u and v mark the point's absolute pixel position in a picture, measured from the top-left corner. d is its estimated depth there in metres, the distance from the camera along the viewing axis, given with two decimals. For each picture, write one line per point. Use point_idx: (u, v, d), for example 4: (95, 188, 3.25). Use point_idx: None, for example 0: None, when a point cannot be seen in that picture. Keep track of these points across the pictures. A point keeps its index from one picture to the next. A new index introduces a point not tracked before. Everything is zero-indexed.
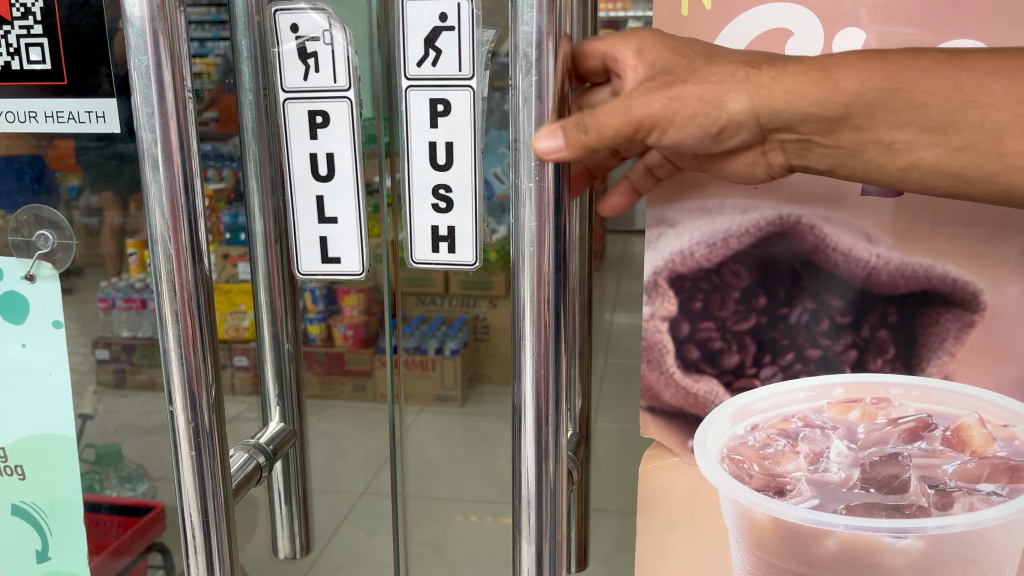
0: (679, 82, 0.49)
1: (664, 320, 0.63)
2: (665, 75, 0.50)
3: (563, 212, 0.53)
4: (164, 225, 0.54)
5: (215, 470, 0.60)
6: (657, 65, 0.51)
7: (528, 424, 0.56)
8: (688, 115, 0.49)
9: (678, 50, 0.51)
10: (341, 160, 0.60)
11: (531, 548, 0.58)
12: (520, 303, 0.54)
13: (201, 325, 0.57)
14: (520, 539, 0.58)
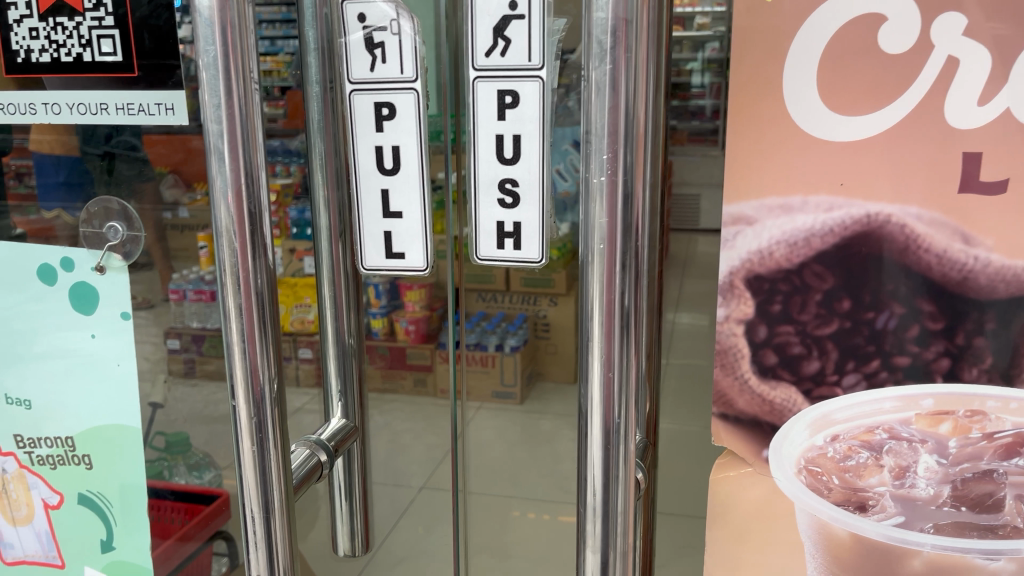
0: None
1: (740, 323, 0.60)
2: None
3: (637, 205, 0.51)
4: (230, 219, 0.54)
5: (278, 465, 0.59)
6: None
7: (589, 433, 0.54)
8: None
9: None
10: (407, 153, 0.59)
11: (596, 557, 0.56)
12: (590, 305, 0.52)
13: (264, 319, 0.56)
14: (585, 548, 0.57)
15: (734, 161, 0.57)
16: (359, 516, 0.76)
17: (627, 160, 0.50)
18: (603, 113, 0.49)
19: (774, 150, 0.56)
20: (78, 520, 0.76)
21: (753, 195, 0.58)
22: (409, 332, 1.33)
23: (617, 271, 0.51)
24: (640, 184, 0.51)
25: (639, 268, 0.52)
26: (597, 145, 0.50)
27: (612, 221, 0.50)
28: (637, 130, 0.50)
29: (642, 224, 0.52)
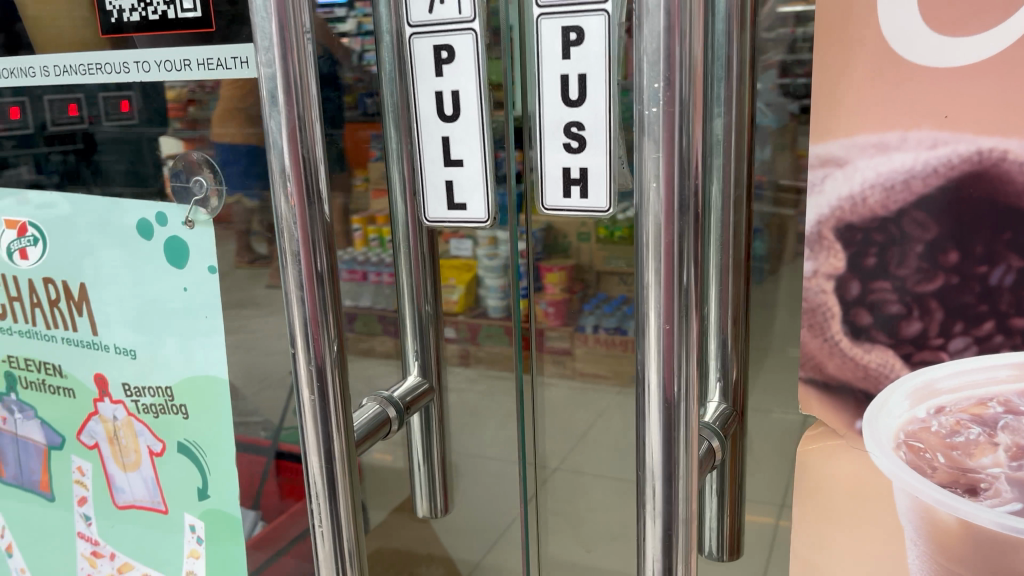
0: None
1: (830, 279, 0.54)
2: None
3: (694, 139, 0.47)
4: (284, 165, 0.54)
5: (339, 418, 0.59)
6: None
7: (646, 392, 0.51)
8: None
9: None
10: (466, 98, 0.56)
11: (655, 526, 0.52)
12: (644, 253, 0.49)
13: (320, 267, 0.56)
14: (644, 516, 0.53)
15: (821, 95, 0.52)
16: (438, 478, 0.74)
17: (682, 90, 0.46)
18: (656, 38, 0.45)
19: (865, 81, 0.50)
20: (177, 468, 0.80)
21: (842, 133, 0.52)
22: None
23: (674, 214, 0.47)
24: (698, 119, 0.47)
25: (696, 212, 0.48)
26: (649, 75, 0.46)
27: (668, 158, 0.47)
28: (693, 56, 0.46)
29: (701, 163, 0.48)
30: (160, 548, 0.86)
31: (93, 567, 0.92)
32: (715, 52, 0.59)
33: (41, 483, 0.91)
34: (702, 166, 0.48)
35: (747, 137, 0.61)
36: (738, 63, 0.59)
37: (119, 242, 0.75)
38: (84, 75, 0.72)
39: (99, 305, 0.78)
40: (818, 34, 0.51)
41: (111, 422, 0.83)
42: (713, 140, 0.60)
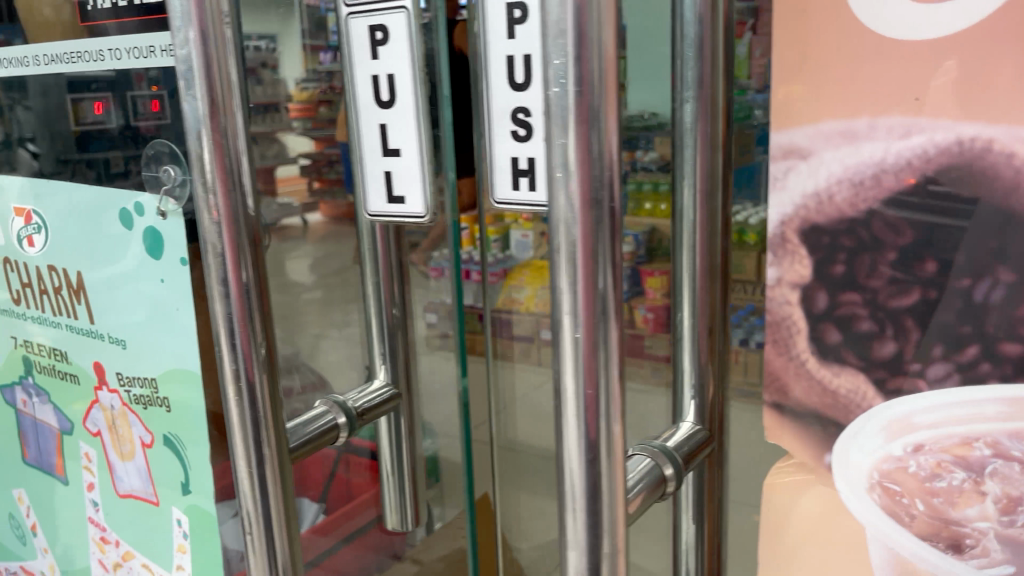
0: None
1: (795, 289, 0.47)
2: None
3: (611, 126, 0.42)
4: (203, 150, 0.51)
5: (267, 421, 0.55)
6: None
7: (563, 409, 0.45)
8: None
9: None
10: (401, 82, 0.52)
11: (578, 560, 0.46)
12: (555, 255, 0.44)
13: (244, 261, 0.53)
14: (567, 547, 0.47)
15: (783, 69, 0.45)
16: (409, 488, 0.71)
17: (596, 69, 0.41)
18: (562, 9, 0.40)
19: (829, 58, 0.43)
20: (163, 460, 0.80)
21: (805, 120, 0.44)
22: None
23: (591, 212, 0.42)
24: (614, 104, 0.42)
25: (615, 211, 0.43)
26: (552, 53, 0.41)
27: (581, 148, 0.42)
28: (606, 30, 0.41)
29: (616, 148, 0.42)
30: (151, 541, 0.85)
31: (100, 553, 0.92)
32: (683, 31, 0.53)
33: (56, 466, 0.93)
34: (621, 158, 0.43)
35: (722, 128, 0.55)
36: (710, 42, 0.52)
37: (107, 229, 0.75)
38: (72, 65, 0.73)
39: (93, 294, 0.79)
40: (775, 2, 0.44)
41: (110, 410, 0.83)
42: (682, 128, 0.54)
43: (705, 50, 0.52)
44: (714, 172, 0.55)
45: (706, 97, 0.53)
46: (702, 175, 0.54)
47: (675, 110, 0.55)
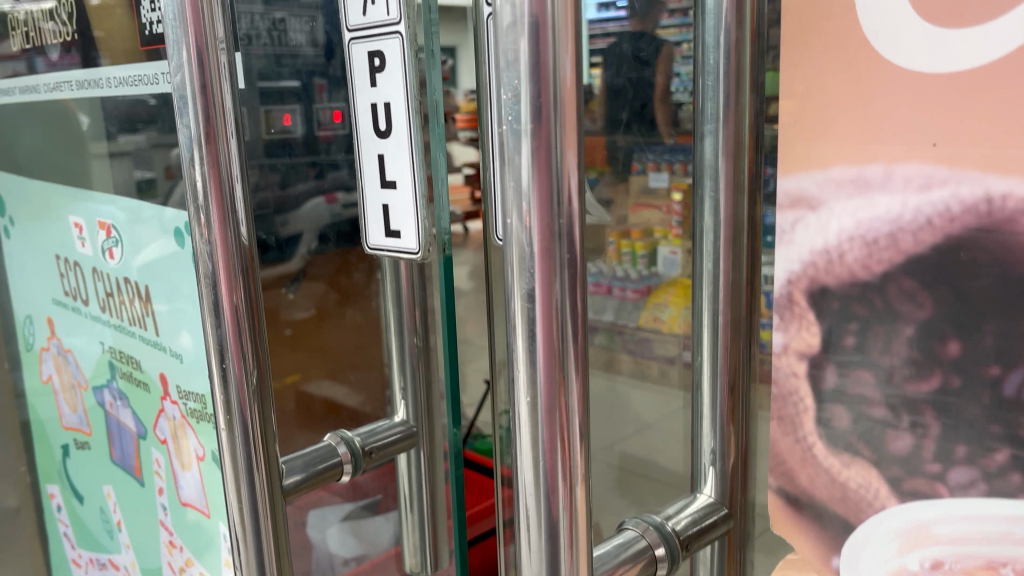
0: None
1: (803, 359, 0.41)
2: None
3: (570, 171, 0.37)
4: (201, 177, 0.51)
5: (256, 457, 0.54)
6: None
7: (523, 490, 0.41)
8: None
9: None
10: (397, 111, 0.50)
11: None
12: (511, 312, 0.40)
13: (236, 289, 0.52)
14: None
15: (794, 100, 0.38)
16: (428, 523, 0.69)
17: (553, 108, 0.37)
18: (515, 37, 0.37)
19: (840, 93, 0.36)
20: (213, 478, 0.83)
21: (815, 164, 0.38)
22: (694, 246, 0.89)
23: (547, 265, 0.38)
24: (573, 147, 0.37)
25: (577, 267, 0.39)
26: (504, 89, 0.38)
27: (539, 196, 0.37)
28: (565, 64, 0.37)
29: (577, 193, 0.38)
30: (205, 552, 0.90)
31: (169, 555, 0.97)
32: (705, 57, 0.46)
33: (135, 467, 0.98)
34: (582, 205, 0.38)
35: (749, 167, 0.47)
36: (736, 68, 0.45)
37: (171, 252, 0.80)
38: (138, 86, 0.82)
39: (159, 309, 0.84)
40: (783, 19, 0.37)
41: (173, 421, 0.88)
42: (704, 167, 0.47)
43: (730, 77, 0.45)
44: (738, 218, 0.47)
45: (729, 131, 0.46)
46: (723, 223, 0.47)
47: (697, 144, 0.48)
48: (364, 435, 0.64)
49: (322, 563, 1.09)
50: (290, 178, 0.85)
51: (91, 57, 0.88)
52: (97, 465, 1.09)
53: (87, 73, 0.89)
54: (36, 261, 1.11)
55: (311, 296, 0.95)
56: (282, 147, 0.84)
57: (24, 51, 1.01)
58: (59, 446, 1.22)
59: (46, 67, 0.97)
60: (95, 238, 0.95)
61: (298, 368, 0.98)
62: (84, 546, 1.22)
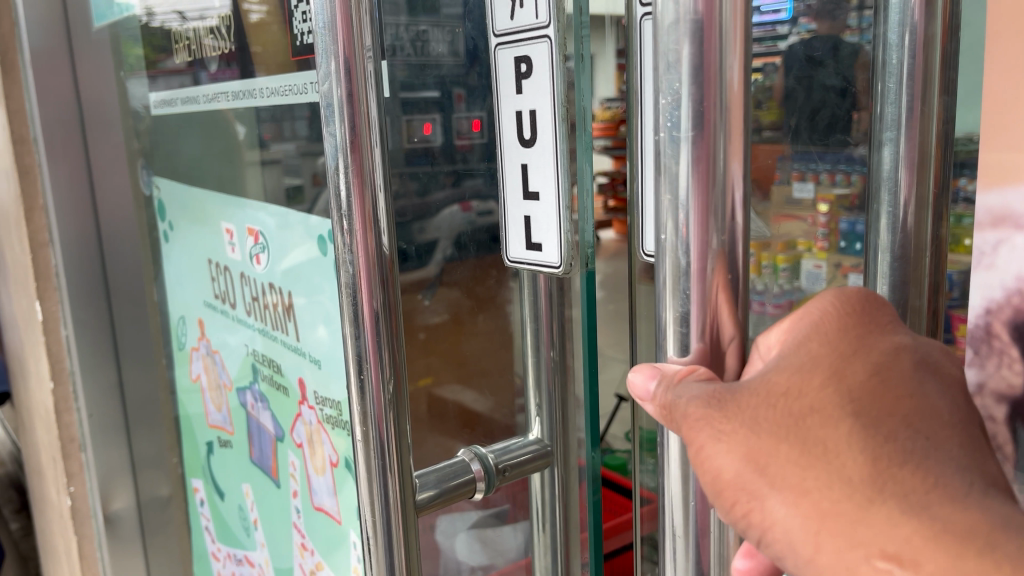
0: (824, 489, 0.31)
1: (1000, 399, 0.37)
2: (808, 492, 0.31)
3: (735, 184, 0.34)
4: (346, 186, 0.50)
5: (390, 469, 0.53)
6: (802, 487, 0.31)
7: (670, 528, 0.38)
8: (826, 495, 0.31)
9: (818, 463, 0.31)
10: (542, 119, 0.48)
11: None
12: (661, 332, 0.37)
13: (375, 299, 0.51)
14: None
15: (1006, 133, 0.34)
16: (560, 545, 0.65)
17: (718, 115, 0.33)
18: (677, 36, 0.33)
19: None
20: (345, 484, 0.86)
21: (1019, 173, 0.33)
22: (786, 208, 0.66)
23: (703, 290, 0.35)
24: (739, 158, 0.34)
25: (738, 290, 0.35)
26: (663, 92, 0.34)
27: (698, 211, 0.34)
28: (732, 67, 0.33)
29: (739, 205, 0.35)
30: (334, 556, 0.92)
31: (302, 557, 1.01)
32: (885, 56, 0.41)
33: (272, 469, 1.05)
34: (745, 222, 0.35)
35: (935, 178, 0.42)
36: (923, 69, 0.40)
37: (312, 262, 0.83)
38: (288, 95, 0.84)
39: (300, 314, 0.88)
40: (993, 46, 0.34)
41: (310, 425, 0.92)
42: (880, 179, 0.43)
43: (916, 80, 0.40)
44: (921, 235, 0.42)
45: (913, 139, 0.41)
46: (903, 241, 0.42)
47: (872, 154, 0.43)
48: (498, 453, 0.62)
49: (450, 565, 1.08)
50: (427, 188, 0.85)
51: (249, 70, 0.91)
52: (236, 466, 1.17)
53: (245, 83, 0.92)
54: (191, 264, 1.17)
55: (446, 302, 0.93)
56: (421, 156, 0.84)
57: (188, 65, 1.06)
58: (204, 442, 1.28)
59: (207, 79, 1.01)
60: (243, 243, 0.99)
61: (431, 372, 0.97)
62: (223, 541, 1.28)
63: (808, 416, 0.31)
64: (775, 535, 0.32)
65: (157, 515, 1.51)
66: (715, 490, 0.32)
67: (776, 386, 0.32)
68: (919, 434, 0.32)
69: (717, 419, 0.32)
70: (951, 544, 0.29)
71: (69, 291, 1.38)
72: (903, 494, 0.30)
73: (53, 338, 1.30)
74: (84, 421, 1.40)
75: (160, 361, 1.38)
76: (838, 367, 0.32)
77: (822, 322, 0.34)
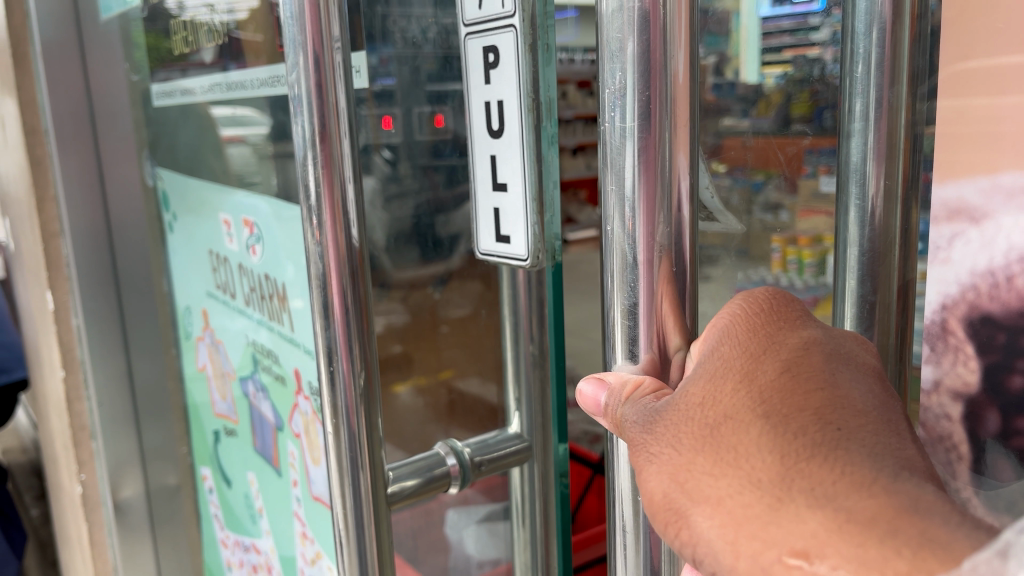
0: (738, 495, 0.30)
1: (958, 399, 0.43)
2: (727, 501, 0.30)
3: (681, 174, 0.33)
4: (317, 178, 0.50)
5: (359, 464, 0.53)
6: (724, 501, 0.30)
7: (621, 522, 0.37)
8: (739, 504, 0.30)
9: (732, 470, 0.30)
10: (510, 110, 0.47)
11: None
12: (611, 325, 0.37)
13: (345, 292, 0.51)
14: None
15: (957, 139, 0.39)
16: (539, 541, 0.65)
17: (663, 104, 0.33)
18: (621, 24, 0.33)
19: (986, 108, 0.38)
20: None
21: (957, 167, 0.40)
22: (814, 200, 0.55)
23: (648, 282, 0.34)
24: (684, 149, 0.33)
25: (686, 281, 0.35)
26: (608, 82, 0.34)
27: (644, 202, 0.33)
28: (677, 57, 0.33)
29: (683, 192, 0.34)
30: (330, 547, 0.93)
31: (303, 546, 1.02)
32: (854, 46, 0.40)
33: (273, 458, 1.06)
34: (692, 214, 0.34)
35: (904, 167, 0.40)
36: (892, 58, 0.39)
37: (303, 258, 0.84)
38: (277, 87, 0.88)
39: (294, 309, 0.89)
40: (944, 52, 0.40)
41: (305, 415, 0.92)
42: (848, 171, 0.41)
43: (884, 71, 0.39)
44: (889, 230, 0.40)
45: (881, 131, 0.39)
46: (871, 235, 0.40)
47: (842, 146, 0.42)
48: (475, 447, 0.62)
49: (459, 562, 1.07)
50: (451, 181, 0.85)
51: (280, 56, 0.87)
52: (241, 455, 1.18)
53: (273, 69, 0.88)
54: (194, 256, 1.19)
55: (469, 295, 0.91)
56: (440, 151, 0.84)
57: (218, 55, 1.01)
58: (211, 431, 1.30)
59: (230, 70, 0.98)
60: (240, 235, 1.01)
61: (452, 365, 0.94)
62: (231, 528, 1.29)
63: (720, 423, 0.32)
64: (703, 550, 0.31)
65: (166, 503, 1.53)
66: (651, 511, 0.33)
67: (693, 397, 0.33)
68: (831, 426, 0.30)
69: (648, 440, 0.33)
70: (855, 533, 0.27)
71: (79, 281, 1.40)
72: (810, 489, 0.29)
73: (65, 328, 1.32)
74: (95, 411, 1.42)
75: (168, 351, 1.39)
76: (748, 369, 0.33)
77: (732, 326, 0.35)
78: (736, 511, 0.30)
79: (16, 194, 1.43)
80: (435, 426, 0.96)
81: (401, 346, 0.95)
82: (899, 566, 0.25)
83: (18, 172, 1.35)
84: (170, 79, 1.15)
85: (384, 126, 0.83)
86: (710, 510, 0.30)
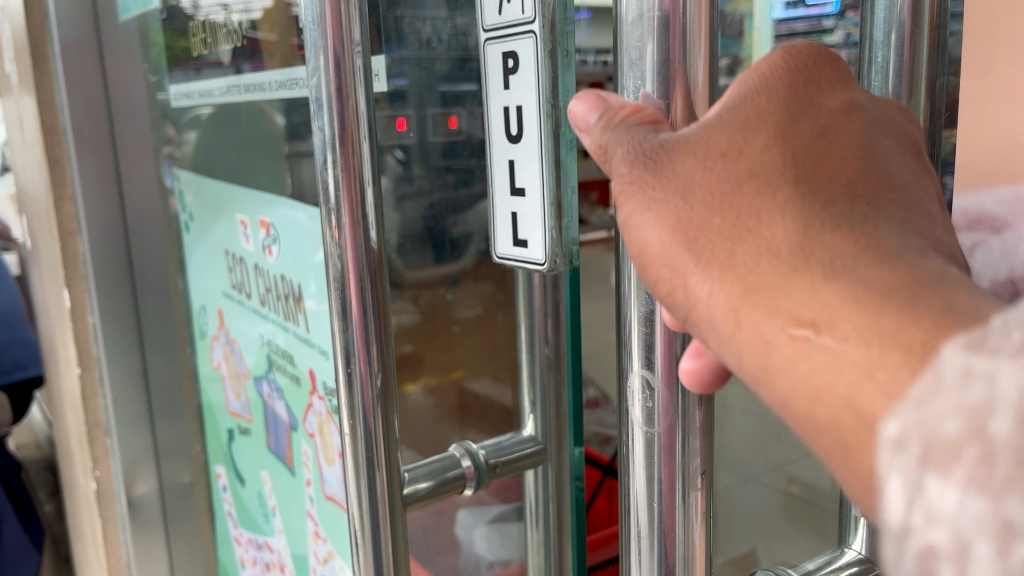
0: (749, 261, 0.32)
1: None
2: (739, 271, 0.32)
3: None
4: (337, 182, 0.50)
5: (376, 464, 0.53)
6: (733, 268, 0.32)
7: (635, 527, 0.37)
8: (749, 258, 0.32)
9: (750, 237, 0.32)
10: (529, 115, 0.47)
11: None
12: (627, 331, 0.37)
13: (364, 292, 0.52)
14: None
15: (984, 151, 0.41)
16: (553, 543, 0.65)
17: None
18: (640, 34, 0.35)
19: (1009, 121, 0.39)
20: None
21: (987, 177, 0.40)
22: None
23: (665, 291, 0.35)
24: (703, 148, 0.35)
25: None
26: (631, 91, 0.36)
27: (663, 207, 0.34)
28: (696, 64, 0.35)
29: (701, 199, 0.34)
30: (343, 544, 0.93)
31: (315, 545, 1.02)
32: (872, 55, 0.40)
33: (287, 457, 1.06)
34: None
35: None
36: (911, 66, 0.39)
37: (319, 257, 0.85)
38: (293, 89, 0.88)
39: (310, 308, 0.90)
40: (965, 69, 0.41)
41: (320, 415, 0.93)
42: None
43: (903, 78, 0.39)
44: None
45: None
46: None
47: None
48: (489, 449, 0.62)
49: (469, 562, 1.07)
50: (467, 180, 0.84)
51: (297, 58, 0.87)
52: (255, 454, 1.19)
53: (289, 70, 0.88)
54: (210, 255, 1.20)
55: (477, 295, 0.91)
56: (453, 150, 0.83)
57: (235, 56, 1.01)
58: (225, 429, 1.30)
59: (248, 70, 0.98)
60: (256, 236, 1.01)
61: (463, 365, 0.95)
62: (244, 526, 1.29)
63: (745, 181, 0.33)
64: (696, 310, 0.33)
65: (180, 500, 1.53)
66: (643, 264, 0.35)
67: (713, 145, 0.34)
68: (860, 200, 0.32)
69: (651, 183, 0.35)
70: (869, 302, 0.29)
71: (96, 279, 1.42)
72: (828, 259, 0.31)
73: (81, 325, 1.33)
74: (110, 407, 1.44)
75: (183, 350, 1.40)
76: (783, 128, 0.34)
77: (770, 76, 0.35)
78: (746, 269, 0.32)
79: (34, 193, 1.44)
80: (449, 427, 0.97)
81: (413, 346, 0.95)
82: (915, 335, 0.27)
83: (37, 171, 1.37)
84: (188, 78, 1.16)
85: (397, 127, 0.83)
86: (713, 268, 0.33)
